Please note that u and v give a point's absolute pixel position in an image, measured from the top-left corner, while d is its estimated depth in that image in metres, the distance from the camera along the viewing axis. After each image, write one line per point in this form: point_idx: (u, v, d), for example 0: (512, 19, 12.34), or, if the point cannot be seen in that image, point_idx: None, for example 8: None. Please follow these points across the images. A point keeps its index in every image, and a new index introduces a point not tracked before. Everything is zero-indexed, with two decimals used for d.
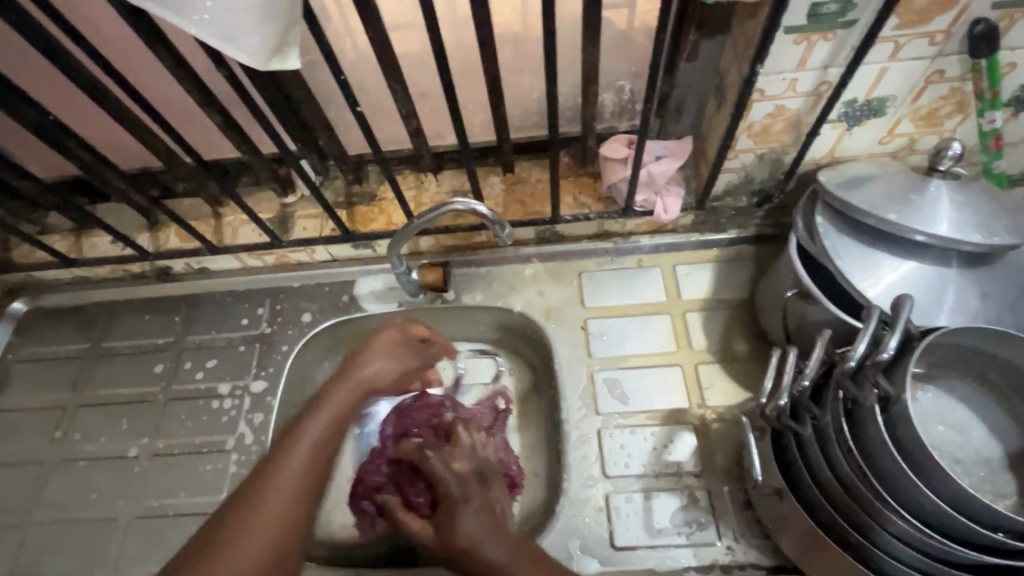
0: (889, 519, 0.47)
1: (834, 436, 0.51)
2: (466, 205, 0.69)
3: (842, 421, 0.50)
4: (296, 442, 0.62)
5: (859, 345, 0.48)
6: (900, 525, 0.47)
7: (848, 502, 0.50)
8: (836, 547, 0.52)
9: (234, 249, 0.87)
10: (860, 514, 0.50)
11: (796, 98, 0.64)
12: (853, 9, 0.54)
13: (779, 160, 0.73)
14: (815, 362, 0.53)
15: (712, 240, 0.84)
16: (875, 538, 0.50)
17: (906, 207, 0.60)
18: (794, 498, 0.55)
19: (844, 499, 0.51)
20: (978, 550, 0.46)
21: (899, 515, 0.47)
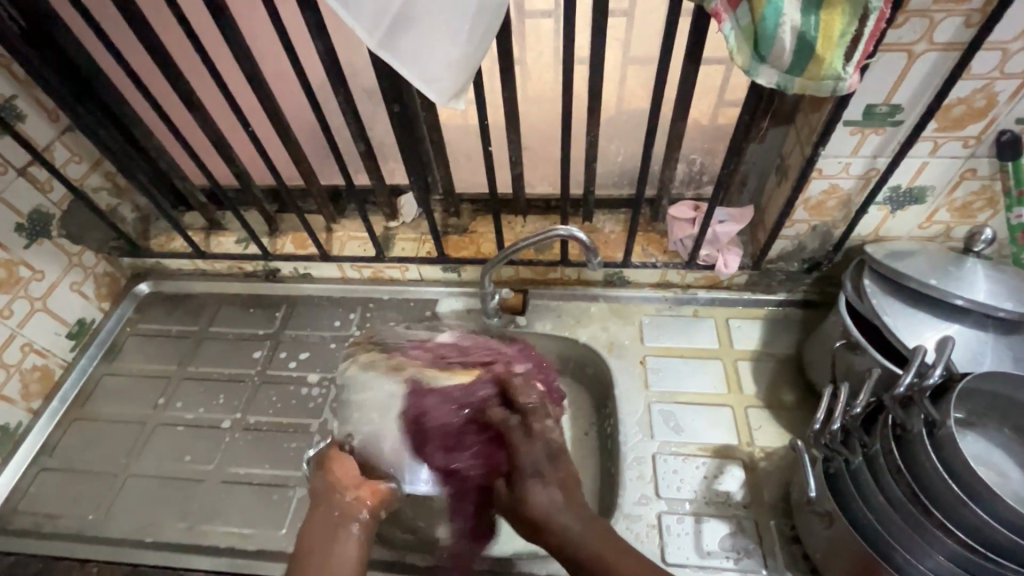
0: (937, 535, 0.53)
1: (885, 461, 0.58)
2: (564, 232, 0.79)
3: (891, 444, 0.57)
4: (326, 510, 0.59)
5: (905, 375, 0.56)
6: (949, 541, 0.53)
7: (898, 522, 0.56)
8: (886, 567, 0.57)
9: (341, 258, 1.00)
10: (910, 533, 0.55)
11: (849, 179, 0.76)
12: (901, 111, 0.67)
13: (829, 233, 0.84)
14: (866, 395, 0.61)
15: (763, 300, 0.94)
16: (922, 557, 0.55)
17: (945, 276, 0.70)
18: (846, 521, 0.61)
19: (895, 519, 0.56)
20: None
21: (948, 532, 0.53)
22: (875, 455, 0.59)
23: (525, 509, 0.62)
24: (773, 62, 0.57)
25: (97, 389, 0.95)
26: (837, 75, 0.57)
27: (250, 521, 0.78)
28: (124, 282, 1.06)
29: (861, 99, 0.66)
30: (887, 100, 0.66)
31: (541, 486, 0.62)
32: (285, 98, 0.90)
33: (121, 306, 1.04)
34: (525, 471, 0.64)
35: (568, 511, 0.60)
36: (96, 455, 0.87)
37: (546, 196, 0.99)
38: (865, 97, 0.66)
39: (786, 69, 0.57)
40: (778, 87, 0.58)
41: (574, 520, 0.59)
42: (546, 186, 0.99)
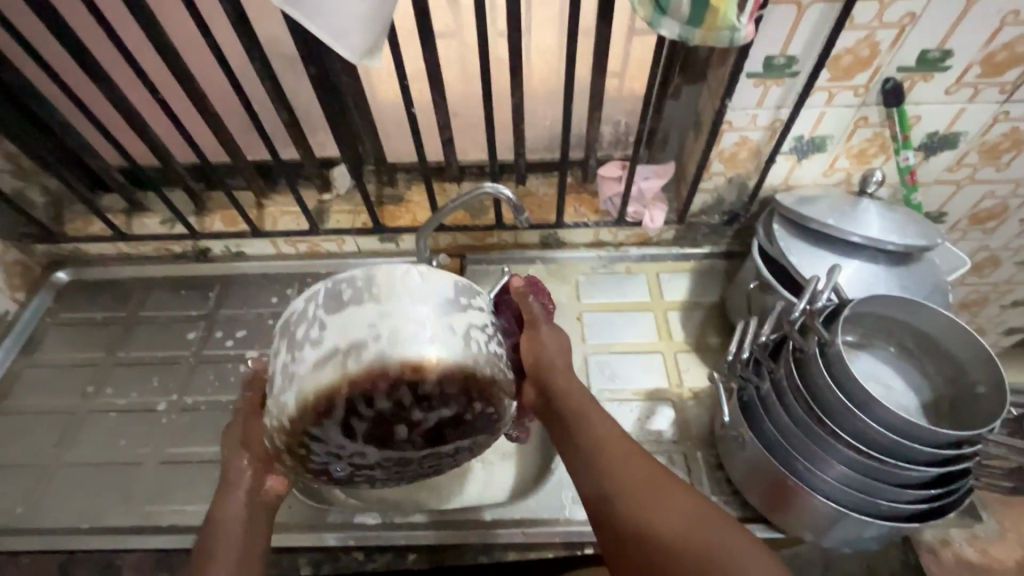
0: (831, 442, 0.60)
1: (787, 383, 0.63)
2: (490, 189, 0.81)
3: (792, 367, 0.63)
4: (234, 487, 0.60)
5: (800, 300, 0.62)
6: (841, 447, 0.59)
7: (799, 435, 0.62)
8: (791, 477, 0.64)
9: (274, 233, 0.98)
10: (809, 444, 0.61)
11: (757, 131, 0.81)
12: (796, 62, 0.72)
13: (744, 184, 0.89)
14: (771, 325, 0.67)
15: (689, 253, 0.99)
16: (820, 464, 0.62)
17: (841, 216, 0.76)
18: (757, 442, 0.66)
19: (796, 434, 0.62)
20: (900, 461, 0.58)
21: (840, 439, 0.59)
22: (780, 380, 0.64)
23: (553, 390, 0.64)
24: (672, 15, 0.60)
25: (18, 382, 0.90)
26: (732, 26, 0.60)
27: (192, 498, 0.76)
28: (39, 271, 1.00)
29: (760, 51, 0.71)
30: (783, 52, 0.70)
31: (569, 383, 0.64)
32: (199, 67, 0.86)
33: (37, 297, 0.98)
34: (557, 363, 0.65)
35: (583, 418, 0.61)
36: (22, 448, 0.83)
37: (479, 162, 1.00)
38: (764, 48, 0.70)
39: (686, 21, 0.60)
40: (680, 39, 0.61)
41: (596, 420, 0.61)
42: (478, 152, 1.00)
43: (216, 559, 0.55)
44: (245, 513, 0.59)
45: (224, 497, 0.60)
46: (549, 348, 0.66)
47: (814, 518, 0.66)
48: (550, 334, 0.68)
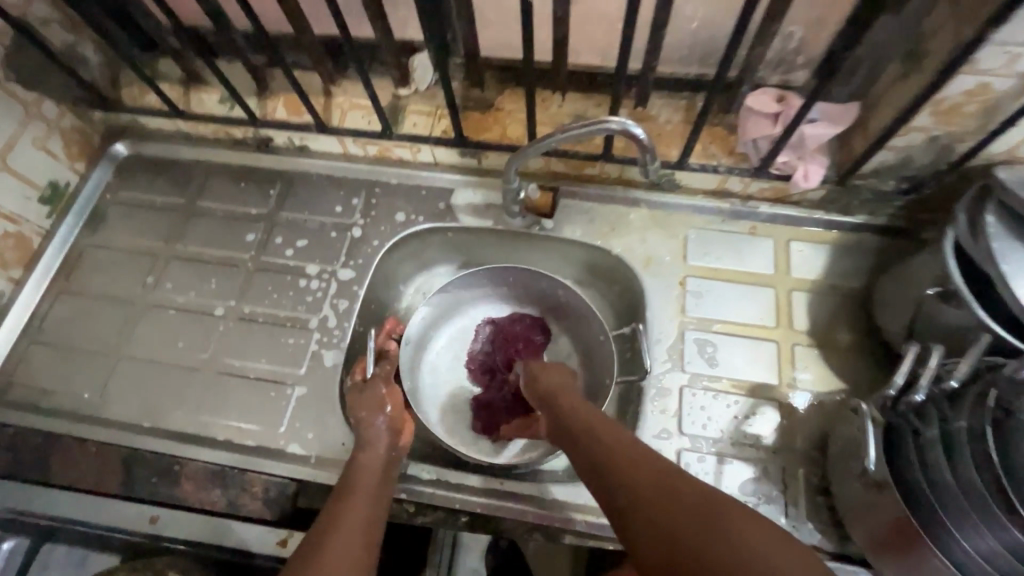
0: (1008, 528, 0.46)
1: (968, 439, 0.49)
2: (619, 124, 0.62)
3: (983, 424, 0.48)
4: (365, 446, 0.64)
5: None
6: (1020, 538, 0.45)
7: (962, 504, 0.49)
8: (930, 545, 0.51)
9: (342, 131, 0.85)
10: (973, 518, 0.48)
11: (1008, 78, 0.56)
12: None
13: (950, 147, 0.66)
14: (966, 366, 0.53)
15: (835, 221, 0.80)
16: (978, 543, 0.48)
17: None
18: (896, 492, 0.54)
19: (959, 501, 0.49)
20: None
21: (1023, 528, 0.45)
22: (958, 433, 0.51)
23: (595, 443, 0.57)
24: None
25: (82, 261, 0.87)
26: None
27: (247, 416, 0.74)
28: (98, 140, 0.93)
29: None
30: None
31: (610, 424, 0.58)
32: None
33: (98, 170, 0.92)
34: (570, 391, 0.66)
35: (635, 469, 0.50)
36: (87, 333, 0.81)
37: (592, 69, 0.80)
38: None
39: None
40: None
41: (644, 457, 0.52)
42: (593, 55, 0.78)
43: (358, 491, 0.58)
44: (383, 456, 0.63)
45: (363, 450, 0.63)
46: (551, 384, 0.67)
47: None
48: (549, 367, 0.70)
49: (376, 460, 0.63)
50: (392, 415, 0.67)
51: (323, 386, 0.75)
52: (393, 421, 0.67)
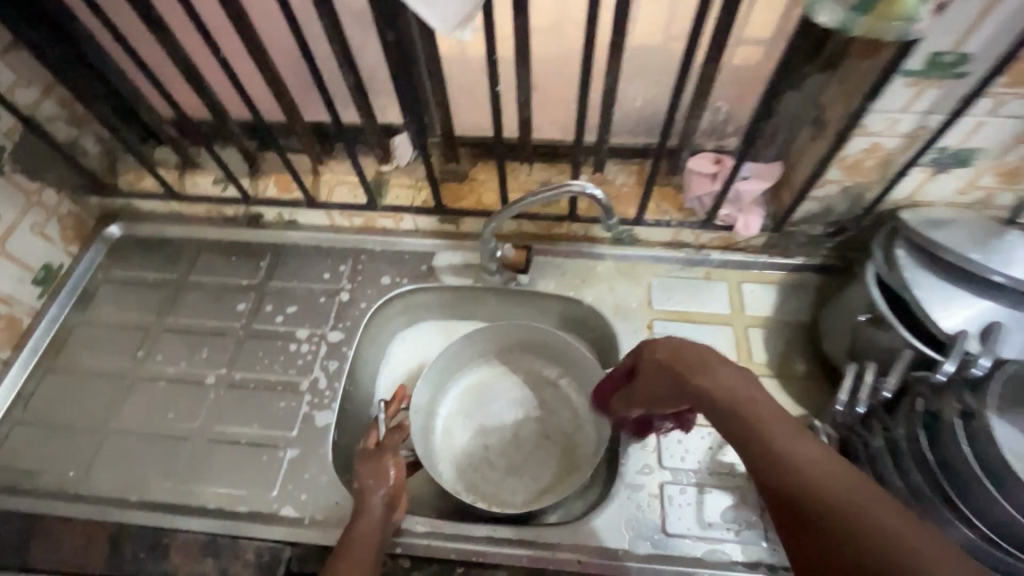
0: (953, 522, 0.52)
1: (907, 445, 0.56)
2: (579, 188, 0.72)
3: (916, 429, 0.55)
4: (361, 519, 0.65)
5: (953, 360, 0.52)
6: (963, 528, 0.51)
7: (911, 506, 0.55)
8: None
9: (330, 206, 0.93)
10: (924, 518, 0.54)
11: (894, 138, 0.68)
12: (968, 61, 0.58)
13: (861, 195, 0.78)
14: (896, 378, 0.57)
15: (779, 263, 0.89)
16: None
17: (987, 249, 0.65)
18: None
19: (907, 503, 0.55)
20: None
21: (963, 520, 0.51)
22: (896, 440, 0.57)
23: (690, 382, 0.54)
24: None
25: (72, 338, 0.89)
26: (909, 15, 0.50)
27: (237, 481, 0.75)
28: (92, 223, 0.97)
29: (925, 47, 0.58)
30: (955, 48, 0.57)
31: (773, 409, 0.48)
32: (261, 18, 0.79)
33: (91, 250, 0.95)
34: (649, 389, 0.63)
35: (769, 417, 0.46)
36: (76, 409, 0.82)
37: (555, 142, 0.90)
38: (931, 44, 0.57)
39: (851, 6, 0.51)
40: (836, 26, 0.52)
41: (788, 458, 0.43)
42: (554, 131, 0.90)
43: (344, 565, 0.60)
44: (377, 529, 0.65)
45: (360, 519, 0.65)
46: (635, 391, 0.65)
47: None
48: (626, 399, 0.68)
49: (368, 537, 0.64)
50: (390, 487, 0.68)
51: (315, 447, 0.77)
52: (394, 492, 0.68)
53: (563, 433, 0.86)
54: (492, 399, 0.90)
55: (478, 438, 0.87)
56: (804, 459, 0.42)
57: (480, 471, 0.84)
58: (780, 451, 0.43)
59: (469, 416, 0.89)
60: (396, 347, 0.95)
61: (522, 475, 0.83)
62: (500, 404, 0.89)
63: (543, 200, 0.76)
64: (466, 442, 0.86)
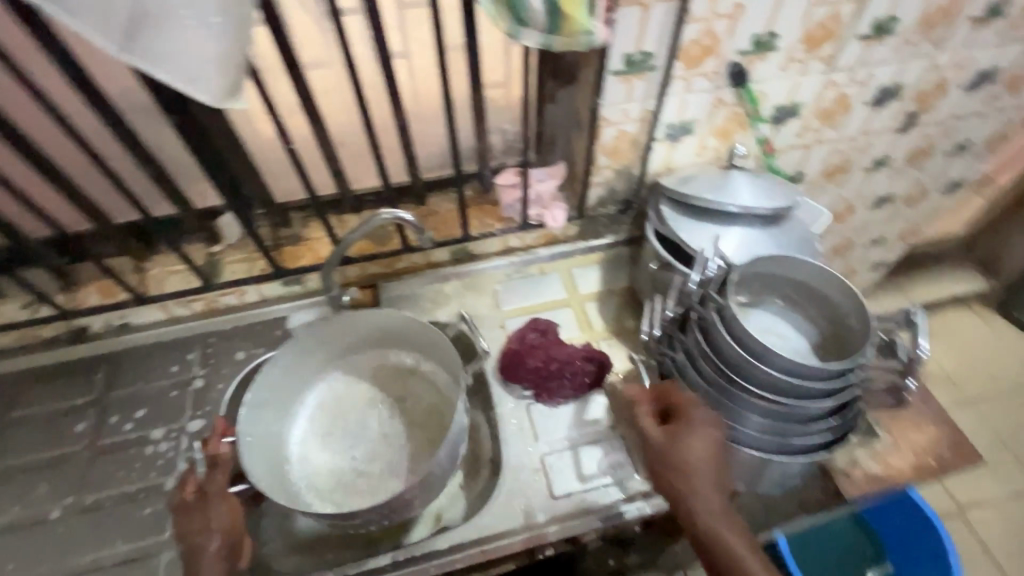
0: (743, 396, 0.65)
1: (696, 351, 0.69)
2: (388, 214, 0.80)
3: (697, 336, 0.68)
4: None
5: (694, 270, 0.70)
6: (751, 398, 0.65)
7: (715, 396, 0.68)
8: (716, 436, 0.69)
9: (164, 297, 0.92)
10: (726, 402, 0.67)
11: (631, 123, 0.86)
12: (653, 57, 0.76)
13: (631, 173, 0.95)
14: (673, 300, 0.73)
15: (596, 246, 1.03)
16: (738, 418, 0.67)
17: (717, 189, 0.85)
18: None
19: (712, 395, 0.68)
20: (804, 399, 0.64)
21: (748, 392, 0.65)
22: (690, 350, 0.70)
23: (676, 489, 0.62)
24: (531, 24, 0.63)
25: None
26: (586, 30, 0.65)
27: None
28: None
29: (618, 51, 0.75)
30: (639, 48, 0.75)
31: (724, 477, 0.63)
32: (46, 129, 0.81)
33: None
34: (699, 466, 0.63)
35: (710, 491, 0.62)
36: None
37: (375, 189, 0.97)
38: (620, 48, 0.74)
39: (545, 29, 0.64)
40: (544, 47, 0.65)
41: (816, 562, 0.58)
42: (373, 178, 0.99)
43: None
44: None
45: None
46: (698, 451, 0.63)
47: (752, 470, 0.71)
48: (701, 422, 0.64)
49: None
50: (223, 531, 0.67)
51: None
52: (229, 538, 0.68)
53: (428, 413, 0.88)
54: (348, 402, 0.90)
55: (340, 445, 0.87)
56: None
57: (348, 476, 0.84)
58: (746, 565, 0.58)
59: (323, 434, 0.87)
60: None
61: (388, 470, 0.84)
62: (354, 411, 0.90)
63: (362, 236, 0.83)
64: (326, 457, 0.85)
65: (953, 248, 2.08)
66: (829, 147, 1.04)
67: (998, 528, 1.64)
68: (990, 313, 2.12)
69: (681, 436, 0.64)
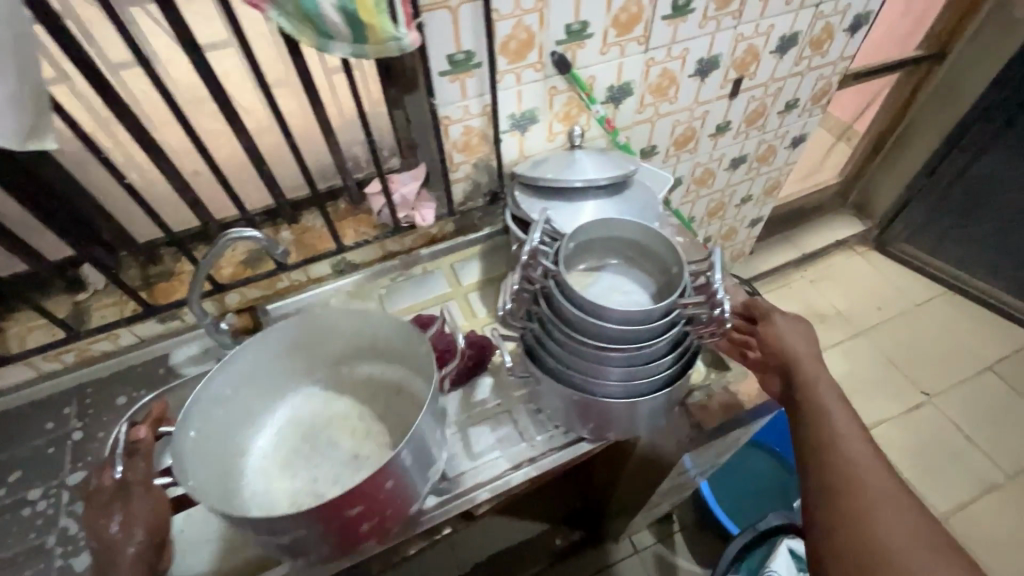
0: (597, 353, 0.71)
1: (548, 321, 0.74)
2: (237, 236, 0.76)
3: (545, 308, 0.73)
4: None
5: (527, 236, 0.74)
6: (604, 353, 0.71)
7: (573, 357, 0.73)
8: (586, 395, 0.75)
9: (24, 352, 0.86)
10: (585, 360, 0.72)
11: (475, 118, 0.91)
12: (475, 55, 0.82)
13: (490, 165, 1.01)
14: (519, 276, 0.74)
15: (474, 238, 1.08)
16: (600, 373, 0.73)
17: (561, 169, 0.92)
18: (554, 378, 0.76)
19: (571, 356, 0.73)
20: (650, 341, 0.70)
21: (599, 348, 0.70)
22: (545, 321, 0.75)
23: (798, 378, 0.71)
24: (337, 37, 0.67)
25: None
26: (394, 36, 0.69)
27: None
28: None
29: (439, 54, 0.80)
30: (459, 48, 0.80)
31: (814, 358, 0.72)
32: None
33: None
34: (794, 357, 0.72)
35: (806, 357, 0.72)
36: None
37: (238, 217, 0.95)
38: (440, 50, 0.80)
39: (352, 40, 0.68)
40: (355, 57, 0.69)
41: (841, 420, 0.67)
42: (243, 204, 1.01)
43: None
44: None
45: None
46: (798, 349, 0.73)
47: (619, 416, 0.77)
48: (790, 326, 0.74)
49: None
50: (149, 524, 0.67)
51: None
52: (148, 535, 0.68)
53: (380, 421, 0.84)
54: (327, 422, 0.86)
55: (302, 465, 0.81)
56: (835, 473, 0.63)
57: (305, 497, 0.77)
58: (829, 407, 0.68)
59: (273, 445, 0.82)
60: None
61: (326, 480, 0.78)
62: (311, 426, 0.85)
63: (213, 263, 0.79)
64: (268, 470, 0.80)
65: (831, 198, 2.29)
66: (671, 119, 1.13)
67: (899, 441, 1.80)
68: (874, 253, 2.32)
69: (789, 324, 0.75)
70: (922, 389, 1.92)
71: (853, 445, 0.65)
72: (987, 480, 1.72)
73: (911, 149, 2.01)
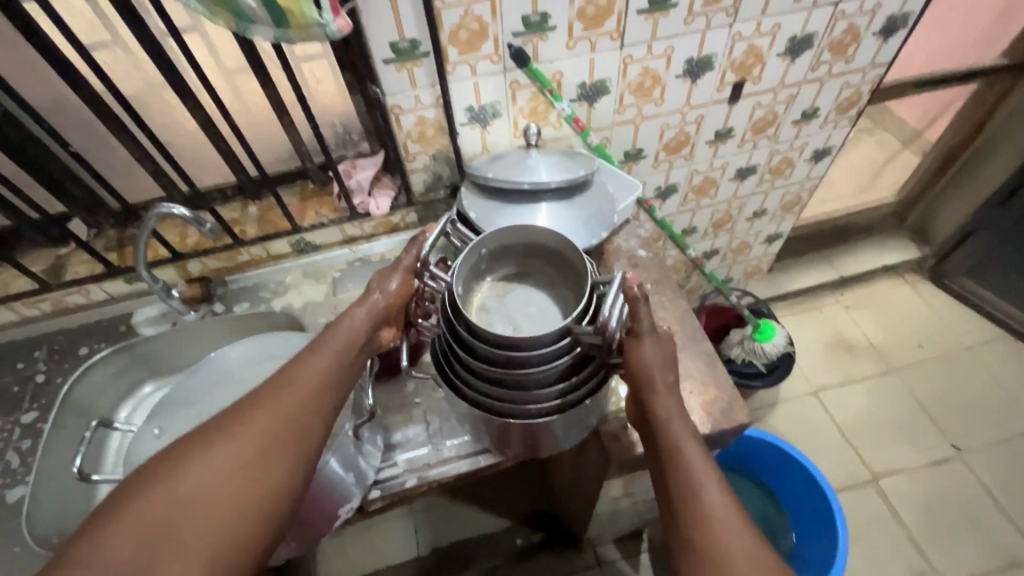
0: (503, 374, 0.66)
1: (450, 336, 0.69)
2: (166, 208, 0.80)
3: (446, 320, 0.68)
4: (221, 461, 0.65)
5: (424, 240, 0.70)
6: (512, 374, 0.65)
7: (481, 376, 0.68)
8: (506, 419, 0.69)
9: (2, 298, 0.95)
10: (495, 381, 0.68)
11: (428, 109, 0.89)
12: (420, 43, 0.79)
13: (449, 157, 0.98)
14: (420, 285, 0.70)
15: None
16: (517, 397, 0.68)
17: (510, 168, 0.87)
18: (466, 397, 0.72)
19: (479, 377, 0.69)
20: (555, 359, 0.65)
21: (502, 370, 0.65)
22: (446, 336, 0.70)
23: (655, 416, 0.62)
24: (258, 20, 0.65)
25: None
26: (318, 21, 0.67)
27: None
28: None
29: (381, 40, 0.78)
30: (402, 36, 0.78)
31: (667, 385, 0.63)
32: None
33: None
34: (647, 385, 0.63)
35: (662, 386, 0.63)
36: None
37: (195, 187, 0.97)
38: (382, 37, 0.77)
39: (274, 24, 0.66)
40: (278, 42, 0.68)
41: (697, 469, 0.57)
42: (217, 177, 1.06)
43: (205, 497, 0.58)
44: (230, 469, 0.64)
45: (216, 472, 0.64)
46: (657, 378, 0.63)
47: (533, 437, 0.72)
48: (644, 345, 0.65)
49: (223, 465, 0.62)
50: None
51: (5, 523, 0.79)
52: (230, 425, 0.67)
53: None
54: None
55: None
56: (692, 540, 0.53)
57: None
58: (687, 453, 0.58)
59: None
60: (113, 408, 0.97)
61: None
62: None
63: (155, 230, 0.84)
64: None
65: (882, 218, 2.06)
66: (657, 121, 1.05)
67: (914, 494, 1.63)
68: (925, 283, 2.08)
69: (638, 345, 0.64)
70: (953, 442, 1.72)
71: (706, 496, 0.55)
72: (1011, 554, 1.53)
73: (982, 173, 1.75)
